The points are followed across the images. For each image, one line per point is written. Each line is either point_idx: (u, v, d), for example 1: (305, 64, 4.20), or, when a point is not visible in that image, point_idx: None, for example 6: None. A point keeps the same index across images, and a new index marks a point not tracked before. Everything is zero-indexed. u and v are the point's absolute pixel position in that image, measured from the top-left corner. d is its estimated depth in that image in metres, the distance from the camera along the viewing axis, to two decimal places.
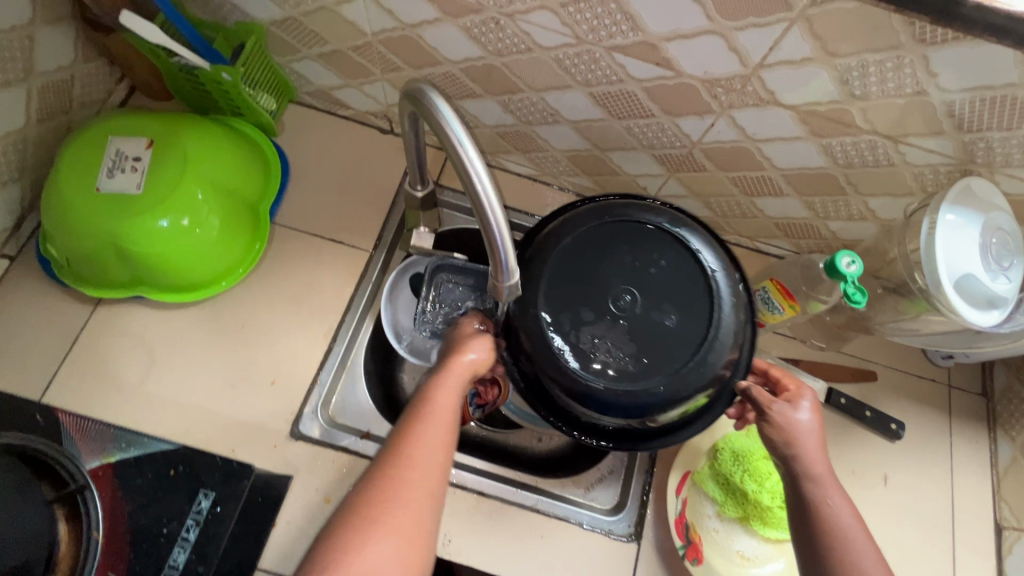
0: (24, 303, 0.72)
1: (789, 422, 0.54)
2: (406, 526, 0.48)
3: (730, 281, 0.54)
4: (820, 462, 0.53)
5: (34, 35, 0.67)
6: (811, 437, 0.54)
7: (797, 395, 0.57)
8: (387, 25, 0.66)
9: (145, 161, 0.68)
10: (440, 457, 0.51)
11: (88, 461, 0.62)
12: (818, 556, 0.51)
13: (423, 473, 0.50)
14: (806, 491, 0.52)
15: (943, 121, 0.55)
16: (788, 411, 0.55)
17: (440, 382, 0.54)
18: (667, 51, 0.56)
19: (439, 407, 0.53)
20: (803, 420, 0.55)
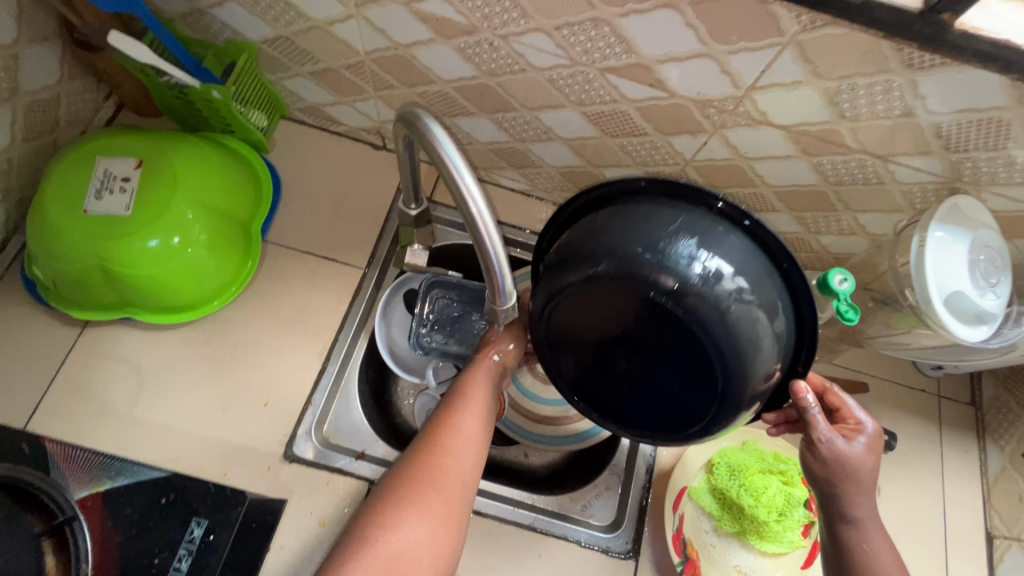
0: (9, 325, 0.70)
1: (838, 455, 0.54)
2: (441, 506, 0.51)
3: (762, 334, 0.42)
4: (862, 505, 0.55)
5: (19, 54, 0.66)
6: (856, 474, 0.54)
7: (856, 434, 0.55)
8: (380, 45, 0.65)
9: (133, 181, 0.67)
10: (473, 446, 0.54)
11: (76, 492, 0.63)
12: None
13: (457, 457, 0.53)
14: (842, 532, 0.56)
15: (932, 141, 0.56)
16: (839, 446, 0.54)
17: (472, 374, 0.59)
18: (660, 73, 0.56)
19: (472, 396, 0.57)
20: (854, 454, 0.54)
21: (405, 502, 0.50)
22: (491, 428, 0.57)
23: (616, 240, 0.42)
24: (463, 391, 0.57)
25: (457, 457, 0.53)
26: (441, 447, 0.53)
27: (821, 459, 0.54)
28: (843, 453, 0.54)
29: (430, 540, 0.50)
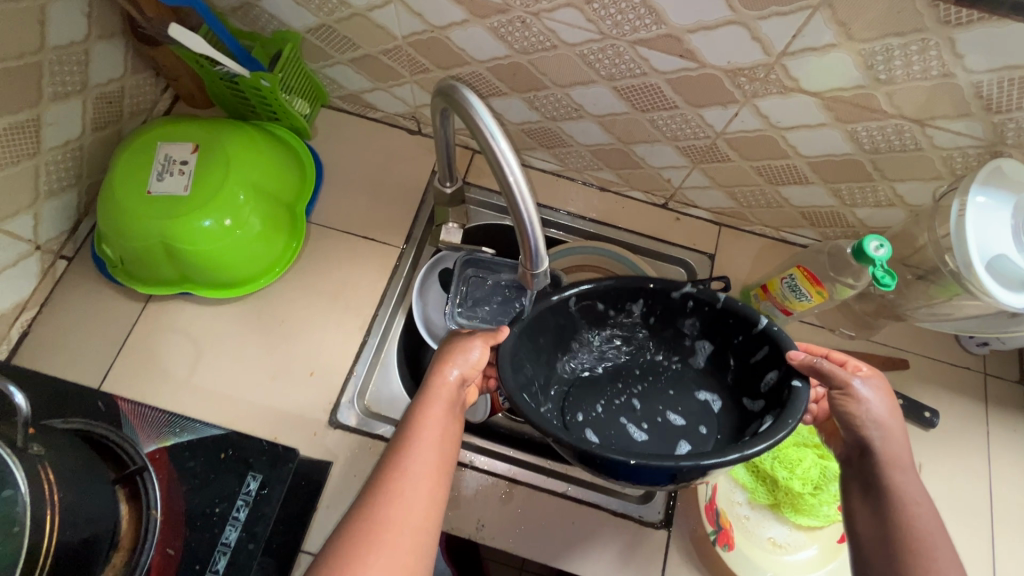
0: (82, 299, 0.77)
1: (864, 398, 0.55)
2: (400, 555, 0.47)
3: (689, 411, 0.67)
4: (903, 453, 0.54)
5: (90, 49, 0.71)
6: (895, 417, 0.55)
7: (874, 376, 0.57)
8: (417, 28, 0.68)
9: (191, 164, 0.72)
10: (425, 491, 0.50)
11: (145, 445, 0.66)
12: (889, 537, 0.52)
13: (407, 504, 0.49)
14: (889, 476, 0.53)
15: (971, 103, 0.55)
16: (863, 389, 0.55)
17: (427, 398, 0.55)
18: (690, 43, 0.57)
19: (427, 421, 0.53)
20: (883, 398, 0.56)
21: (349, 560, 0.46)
22: (449, 464, 0.53)
23: (584, 394, 0.69)
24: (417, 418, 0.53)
25: (412, 494, 0.49)
26: (388, 494, 0.49)
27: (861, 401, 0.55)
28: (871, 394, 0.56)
29: None
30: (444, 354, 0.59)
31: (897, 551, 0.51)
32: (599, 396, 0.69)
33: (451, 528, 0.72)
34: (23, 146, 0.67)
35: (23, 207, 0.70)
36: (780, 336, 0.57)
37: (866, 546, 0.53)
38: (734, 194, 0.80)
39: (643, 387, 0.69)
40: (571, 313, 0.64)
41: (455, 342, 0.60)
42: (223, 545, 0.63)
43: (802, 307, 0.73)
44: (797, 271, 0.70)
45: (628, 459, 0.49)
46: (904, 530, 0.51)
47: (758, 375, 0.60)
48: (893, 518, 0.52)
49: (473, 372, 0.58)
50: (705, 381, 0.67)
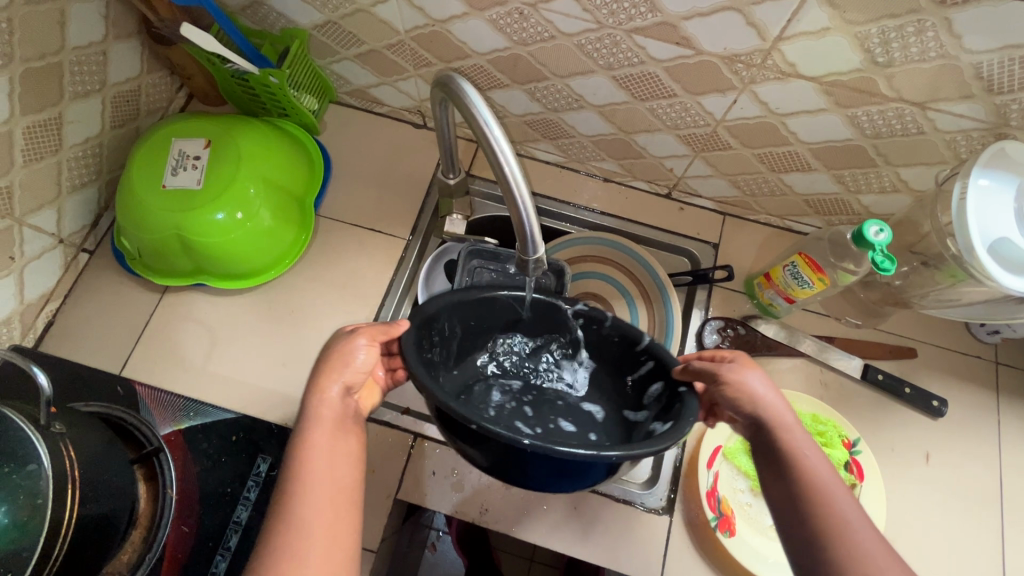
0: (102, 291, 0.80)
1: (736, 376, 0.53)
2: None
3: (577, 422, 0.63)
4: (787, 415, 0.51)
5: (108, 50, 0.74)
6: (769, 385, 0.53)
7: (738, 356, 0.56)
8: (418, 22, 0.70)
9: (204, 159, 0.75)
10: (320, 528, 0.46)
11: (162, 428, 0.70)
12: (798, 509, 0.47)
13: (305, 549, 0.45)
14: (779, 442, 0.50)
15: (972, 85, 0.54)
16: (733, 368, 0.54)
17: (308, 427, 0.50)
18: (686, 30, 0.58)
19: (313, 452, 0.49)
20: (754, 372, 0.54)
21: None
22: (346, 487, 0.49)
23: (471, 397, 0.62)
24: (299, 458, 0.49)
25: (307, 538, 0.45)
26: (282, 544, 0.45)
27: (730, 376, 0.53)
28: (744, 370, 0.54)
29: None
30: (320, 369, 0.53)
31: (808, 509, 0.47)
32: (495, 399, 0.64)
33: (456, 512, 0.74)
34: (47, 143, 0.70)
35: (47, 202, 0.73)
36: (663, 355, 0.55)
37: (779, 511, 0.48)
38: (738, 183, 0.79)
39: (535, 398, 0.65)
40: (475, 315, 0.60)
41: (330, 351, 0.55)
42: (235, 523, 0.66)
43: (805, 295, 0.73)
44: (798, 259, 0.70)
45: (523, 439, 0.44)
46: (810, 484, 0.47)
47: (641, 388, 0.59)
48: (795, 473, 0.48)
49: (358, 377, 0.54)
50: (593, 394, 0.65)
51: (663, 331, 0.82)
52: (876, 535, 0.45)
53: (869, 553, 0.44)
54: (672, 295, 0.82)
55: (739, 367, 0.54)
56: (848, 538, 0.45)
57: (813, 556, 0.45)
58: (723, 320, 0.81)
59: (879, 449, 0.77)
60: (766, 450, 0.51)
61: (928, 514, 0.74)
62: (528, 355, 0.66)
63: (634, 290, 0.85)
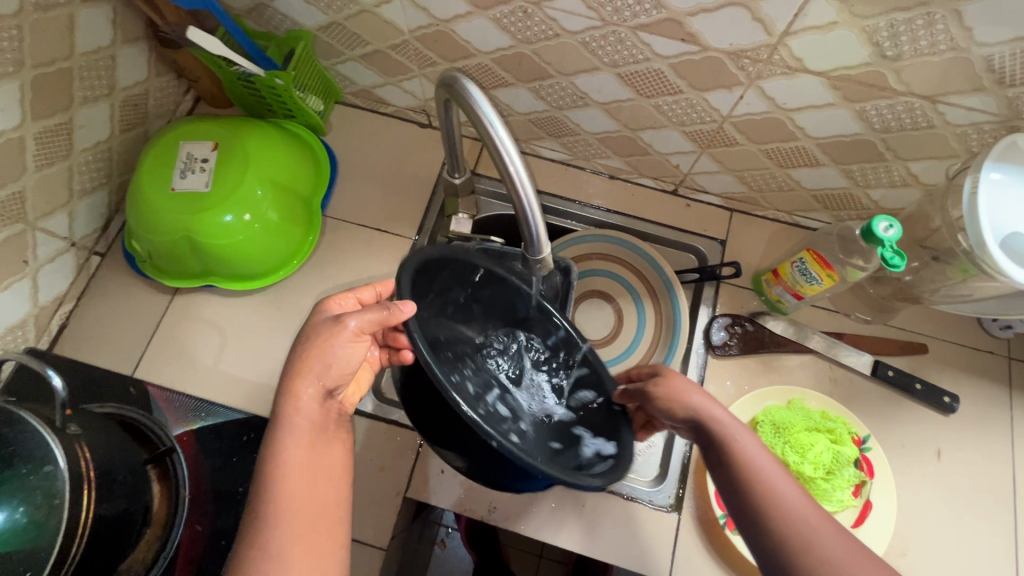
0: (114, 292, 0.81)
1: (667, 387, 0.58)
2: None
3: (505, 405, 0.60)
4: (721, 415, 0.56)
5: (116, 55, 0.75)
6: (698, 391, 0.58)
7: (664, 369, 0.61)
8: (422, 22, 0.70)
9: (212, 162, 0.75)
10: (304, 539, 0.50)
11: (174, 428, 0.71)
12: (748, 504, 0.52)
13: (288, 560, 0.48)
14: (720, 443, 0.55)
15: (983, 77, 0.53)
16: (661, 380, 0.59)
17: (287, 435, 0.52)
18: (691, 26, 0.57)
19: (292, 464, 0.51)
20: (683, 381, 0.59)
21: None
22: (325, 496, 0.52)
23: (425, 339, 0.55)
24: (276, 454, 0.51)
25: (290, 549, 0.49)
26: (266, 554, 0.48)
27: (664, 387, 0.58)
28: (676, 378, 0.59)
29: None
30: (297, 364, 0.53)
31: (757, 502, 0.51)
32: (447, 361, 0.56)
33: (465, 510, 0.74)
34: (57, 148, 0.71)
35: (59, 205, 0.74)
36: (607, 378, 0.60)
37: (734, 509, 0.53)
38: (745, 179, 0.79)
39: (471, 376, 0.59)
40: (460, 279, 0.60)
41: (310, 344, 0.54)
42: None
43: (813, 291, 0.72)
44: (807, 255, 0.70)
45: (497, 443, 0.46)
46: (744, 472, 0.53)
47: (571, 395, 0.62)
48: (732, 466, 0.54)
49: (337, 381, 0.55)
50: (523, 389, 0.63)
51: (670, 329, 0.82)
52: (816, 508, 0.51)
53: (801, 521, 0.50)
54: (680, 293, 0.81)
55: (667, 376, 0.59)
56: (783, 512, 0.50)
57: (758, 537, 0.51)
58: (730, 317, 0.81)
59: (890, 446, 0.76)
60: (706, 446, 0.56)
61: (939, 511, 0.73)
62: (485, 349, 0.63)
63: (641, 287, 0.85)
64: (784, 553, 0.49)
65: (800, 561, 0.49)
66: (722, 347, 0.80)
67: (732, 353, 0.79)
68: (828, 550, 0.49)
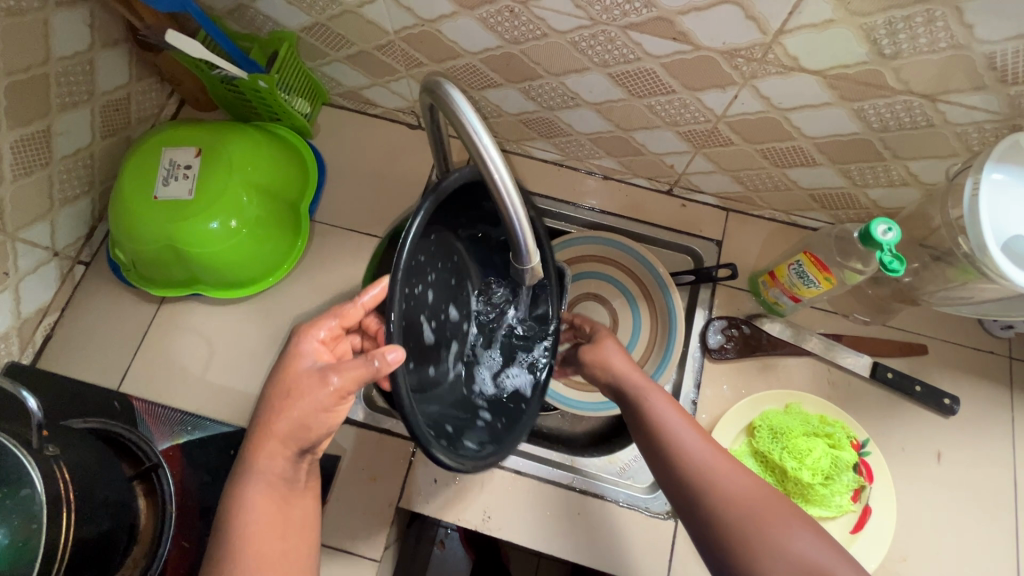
0: (100, 302, 0.80)
1: (598, 353, 0.67)
2: None
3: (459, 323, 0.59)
4: (637, 375, 0.64)
5: (94, 59, 0.73)
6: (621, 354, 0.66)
7: (601, 334, 0.70)
8: (407, 22, 0.68)
9: (195, 169, 0.73)
10: None
11: (160, 443, 0.70)
12: (659, 455, 0.59)
13: None
14: (634, 402, 0.63)
15: (985, 75, 0.52)
16: (594, 349, 0.67)
17: (255, 488, 0.51)
18: (682, 25, 0.55)
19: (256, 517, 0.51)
20: (610, 345, 0.67)
21: None
22: (292, 551, 0.52)
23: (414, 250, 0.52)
24: (242, 513, 0.51)
25: None
26: None
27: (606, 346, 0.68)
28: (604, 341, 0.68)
29: None
30: (274, 420, 0.52)
31: (664, 452, 0.59)
32: (421, 271, 0.53)
33: (458, 520, 0.73)
34: (35, 157, 0.69)
35: (40, 215, 0.73)
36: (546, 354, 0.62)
37: (649, 462, 0.61)
38: (740, 179, 0.77)
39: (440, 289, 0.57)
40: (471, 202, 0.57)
41: (289, 402, 0.53)
42: None
43: (811, 294, 0.71)
44: (804, 257, 0.68)
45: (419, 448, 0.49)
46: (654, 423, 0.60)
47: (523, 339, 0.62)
48: (643, 422, 0.61)
49: (314, 441, 0.54)
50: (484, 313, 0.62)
51: (667, 333, 0.80)
52: (715, 452, 0.58)
53: (697, 459, 0.57)
54: (675, 295, 0.80)
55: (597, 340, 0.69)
56: (683, 455, 0.58)
57: (665, 476, 0.59)
58: (726, 320, 0.79)
59: (889, 449, 0.75)
60: (622, 402, 0.64)
61: (939, 515, 0.72)
62: (482, 256, 0.61)
63: (636, 289, 0.84)
64: (689, 493, 0.56)
65: (700, 497, 0.56)
66: (719, 350, 0.78)
67: (729, 356, 0.78)
68: (727, 487, 0.56)
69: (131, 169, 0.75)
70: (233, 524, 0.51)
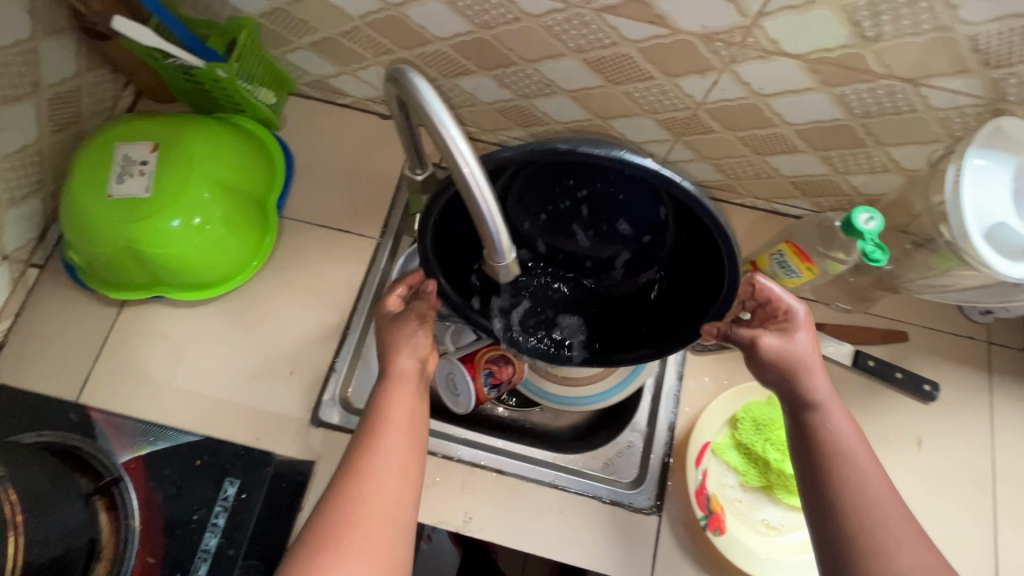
0: (55, 307, 0.76)
1: (788, 352, 0.56)
2: (377, 542, 0.49)
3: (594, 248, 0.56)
4: (822, 390, 0.55)
5: (38, 48, 0.68)
6: (816, 352, 0.57)
7: (800, 314, 0.57)
8: (373, 7, 0.65)
9: (151, 165, 0.69)
10: (397, 474, 0.53)
11: (121, 455, 0.66)
12: (823, 486, 0.53)
13: (383, 485, 0.52)
14: (809, 421, 0.56)
15: (968, 58, 0.50)
16: (786, 343, 0.56)
17: (392, 387, 0.57)
18: (660, 7, 0.53)
19: (395, 405, 0.56)
20: (808, 336, 0.57)
21: (331, 543, 0.48)
22: (421, 442, 0.56)
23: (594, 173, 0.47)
24: (384, 400, 0.56)
25: (384, 477, 0.52)
26: (363, 476, 0.52)
27: (797, 339, 0.56)
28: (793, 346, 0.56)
29: None
30: (393, 339, 0.60)
31: (835, 489, 0.53)
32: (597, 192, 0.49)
33: (439, 522, 0.71)
34: None
35: None
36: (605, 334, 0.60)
37: (806, 489, 0.55)
38: (721, 167, 0.76)
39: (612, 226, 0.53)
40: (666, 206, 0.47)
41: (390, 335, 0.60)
42: (203, 552, 0.63)
43: (793, 284, 0.69)
44: (786, 246, 0.66)
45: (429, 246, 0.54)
46: (833, 467, 0.53)
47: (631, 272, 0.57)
48: (818, 450, 0.54)
49: (423, 356, 0.60)
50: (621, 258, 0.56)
51: None
52: (893, 503, 0.52)
53: (872, 509, 0.52)
54: None
55: (784, 338, 0.57)
56: (861, 502, 0.52)
57: (826, 514, 0.53)
58: None
59: (872, 438, 0.75)
60: (793, 418, 0.57)
61: (919, 501, 0.73)
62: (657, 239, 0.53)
63: None
64: (852, 540, 0.51)
65: (864, 550, 0.51)
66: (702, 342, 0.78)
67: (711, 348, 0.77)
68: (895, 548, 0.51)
69: (80, 165, 0.70)
70: (377, 411, 0.56)
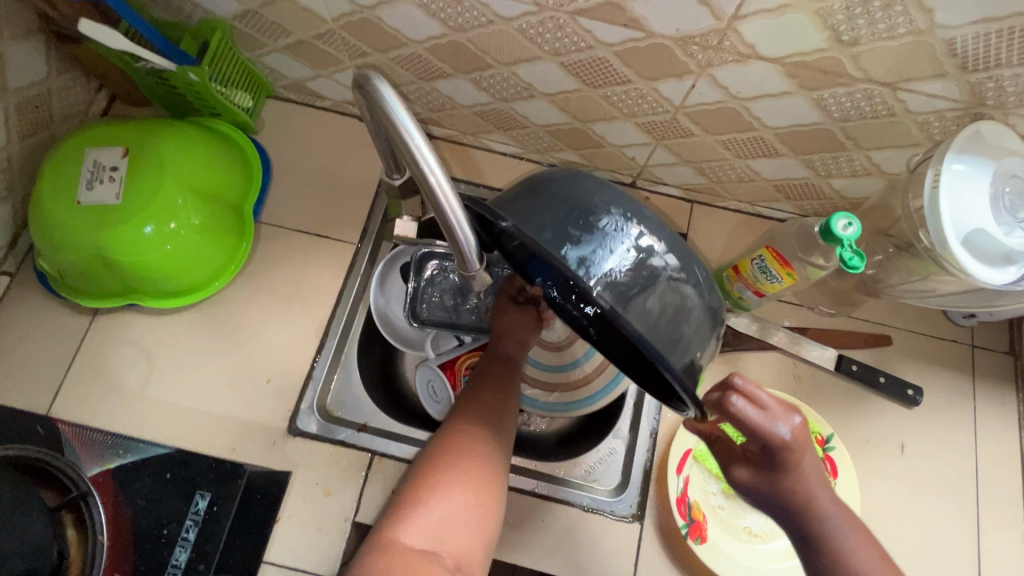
0: (25, 315, 0.74)
1: (769, 491, 0.49)
2: (478, 469, 0.56)
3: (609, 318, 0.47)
4: (819, 528, 0.49)
5: (4, 52, 0.67)
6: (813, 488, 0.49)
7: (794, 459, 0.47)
8: (345, 9, 0.63)
9: (122, 170, 0.68)
10: (496, 418, 0.60)
11: (89, 469, 0.65)
12: None
13: (485, 424, 0.59)
14: (806, 551, 0.50)
15: (946, 62, 0.50)
16: (769, 483, 0.49)
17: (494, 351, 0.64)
18: (633, 10, 0.52)
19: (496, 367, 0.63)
20: (806, 472, 0.48)
21: (445, 463, 0.55)
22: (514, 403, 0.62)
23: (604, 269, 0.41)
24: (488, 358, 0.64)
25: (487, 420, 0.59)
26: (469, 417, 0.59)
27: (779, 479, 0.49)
28: (772, 486, 0.49)
29: (466, 503, 0.54)
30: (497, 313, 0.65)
31: None
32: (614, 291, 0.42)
33: None
34: None
35: None
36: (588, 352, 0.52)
37: None
38: (703, 171, 0.75)
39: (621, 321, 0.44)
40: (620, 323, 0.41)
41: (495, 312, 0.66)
42: (173, 566, 0.62)
43: (773, 289, 0.68)
44: (765, 252, 0.65)
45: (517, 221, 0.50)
46: None
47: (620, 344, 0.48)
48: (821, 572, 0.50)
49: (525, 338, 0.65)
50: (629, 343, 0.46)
51: None
52: None
53: None
54: None
55: (760, 475, 0.50)
56: None
57: None
58: None
59: (855, 443, 0.74)
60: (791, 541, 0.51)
61: (903, 506, 0.72)
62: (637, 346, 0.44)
63: None
64: None
65: None
66: None
67: None
68: None
69: (49, 171, 0.69)
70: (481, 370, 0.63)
